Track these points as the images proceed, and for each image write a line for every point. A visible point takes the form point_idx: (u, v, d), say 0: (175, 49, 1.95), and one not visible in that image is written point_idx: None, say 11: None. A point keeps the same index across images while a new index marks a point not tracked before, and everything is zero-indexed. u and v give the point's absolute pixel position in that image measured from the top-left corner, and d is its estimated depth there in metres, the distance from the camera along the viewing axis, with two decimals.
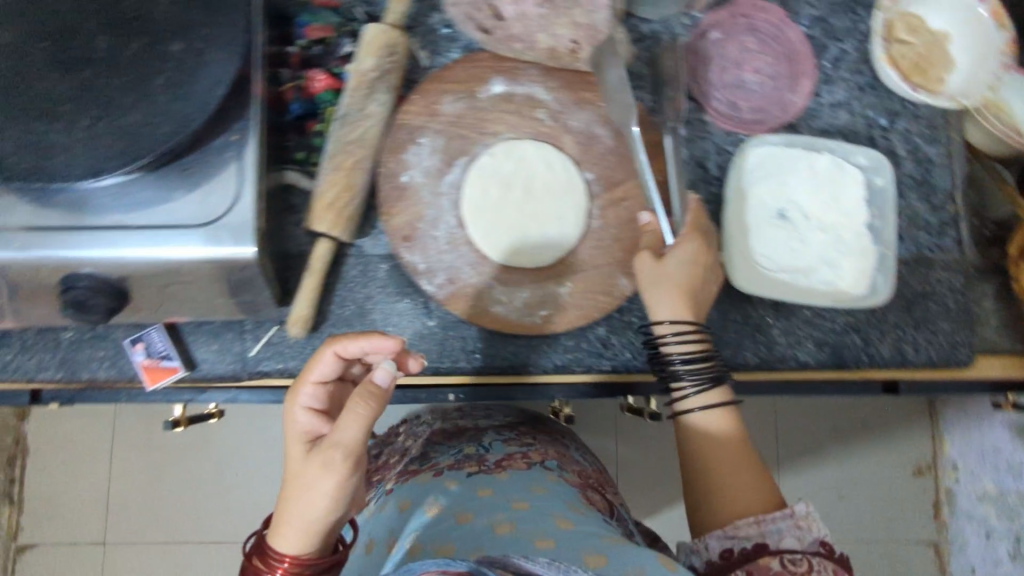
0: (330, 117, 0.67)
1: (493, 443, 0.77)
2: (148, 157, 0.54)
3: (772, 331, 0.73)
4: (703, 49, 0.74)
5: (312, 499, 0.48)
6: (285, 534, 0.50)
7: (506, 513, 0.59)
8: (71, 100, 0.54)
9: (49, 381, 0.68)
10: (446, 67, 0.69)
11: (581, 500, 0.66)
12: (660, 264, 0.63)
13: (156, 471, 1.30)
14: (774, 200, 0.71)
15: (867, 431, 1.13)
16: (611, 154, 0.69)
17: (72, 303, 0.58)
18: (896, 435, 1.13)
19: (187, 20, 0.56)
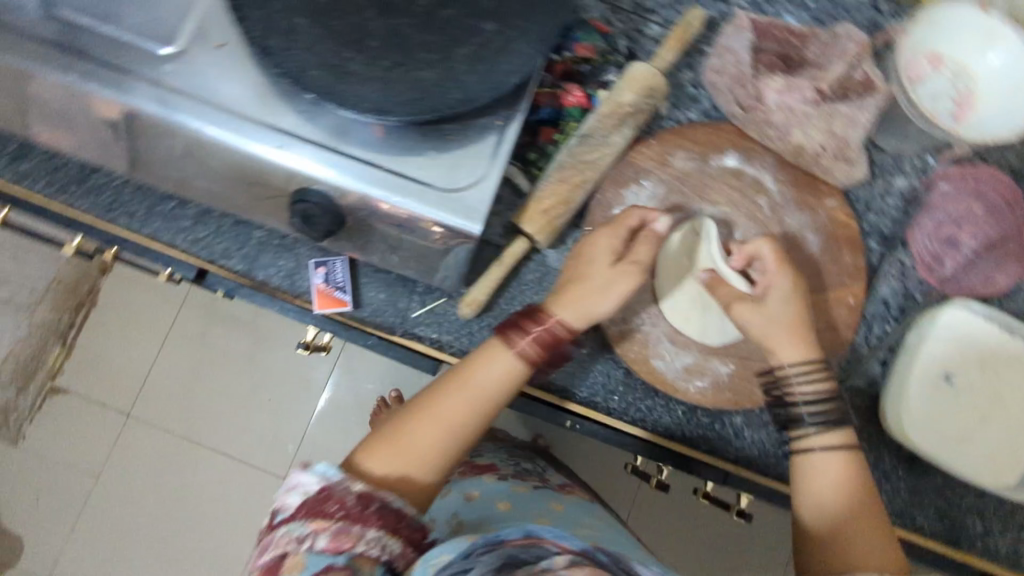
0: (570, 131, 0.70)
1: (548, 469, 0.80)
2: (431, 114, 0.56)
3: (898, 480, 0.72)
4: (928, 197, 0.75)
5: (592, 301, 0.62)
6: (564, 307, 0.62)
7: (576, 531, 0.62)
8: (381, 39, 0.58)
9: (228, 270, 0.71)
10: (690, 126, 0.71)
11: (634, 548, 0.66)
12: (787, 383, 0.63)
13: (205, 369, 1.31)
14: (949, 363, 0.71)
15: None
16: (813, 261, 0.70)
17: (300, 214, 0.60)
18: None
19: (509, 5, 0.59)
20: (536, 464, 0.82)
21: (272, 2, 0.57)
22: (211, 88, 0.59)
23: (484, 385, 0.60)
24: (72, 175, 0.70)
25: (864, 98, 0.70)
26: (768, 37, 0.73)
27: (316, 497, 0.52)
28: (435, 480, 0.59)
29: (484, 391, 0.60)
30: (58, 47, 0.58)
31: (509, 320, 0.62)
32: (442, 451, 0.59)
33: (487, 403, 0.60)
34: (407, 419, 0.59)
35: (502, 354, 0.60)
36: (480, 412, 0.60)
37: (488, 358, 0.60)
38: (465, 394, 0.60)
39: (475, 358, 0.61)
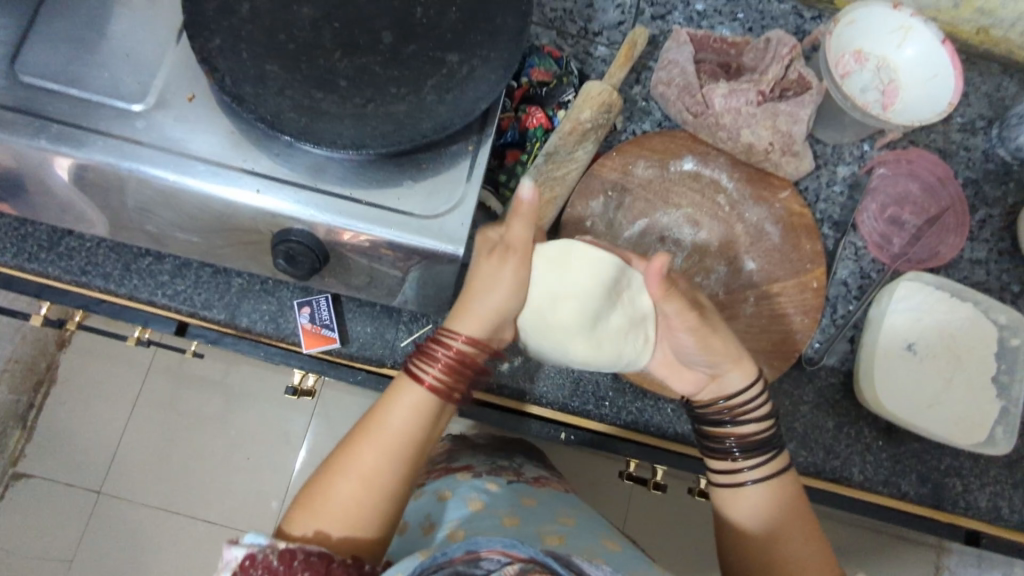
0: (537, 150, 0.74)
1: (525, 465, 0.82)
2: (404, 145, 0.58)
3: (879, 453, 0.75)
4: (868, 181, 0.82)
5: (491, 306, 0.58)
6: (464, 323, 0.58)
7: (552, 526, 0.64)
8: (349, 78, 0.60)
9: (210, 320, 0.71)
10: (646, 136, 0.75)
11: (609, 532, 0.68)
12: (728, 400, 0.61)
13: (178, 433, 1.28)
14: (908, 334, 0.76)
15: (863, 549, 1.16)
16: (776, 252, 0.74)
17: (284, 255, 0.61)
18: (890, 566, 1.17)
19: (469, 36, 0.62)
20: (512, 460, 0.83)
21: (240, 52, 0.59)
22: (183, 140, 0.60)
23: (399, 421, 0.55)
24: (41, 242, 0.69)
25: (801, 95, 0.74)
26: (707, 48, 0.79)
27: (240, 567, 0.49)
28: (362, 536, 0.53)
29: (400, 427, 0.55)
30: (26, 115, 0.59)
31: (417, 351, 0.58)
32: (365, 501, 0.53)
33: (403, 442, 0.55)
34: (321, 478, 0.54)
35: (410, 392, 0.56)
36: (398, 452, 0.55)
37: (398, 392, 0.56)
38: (380, 443, 0.55)
39: (383, 399, 0.57)
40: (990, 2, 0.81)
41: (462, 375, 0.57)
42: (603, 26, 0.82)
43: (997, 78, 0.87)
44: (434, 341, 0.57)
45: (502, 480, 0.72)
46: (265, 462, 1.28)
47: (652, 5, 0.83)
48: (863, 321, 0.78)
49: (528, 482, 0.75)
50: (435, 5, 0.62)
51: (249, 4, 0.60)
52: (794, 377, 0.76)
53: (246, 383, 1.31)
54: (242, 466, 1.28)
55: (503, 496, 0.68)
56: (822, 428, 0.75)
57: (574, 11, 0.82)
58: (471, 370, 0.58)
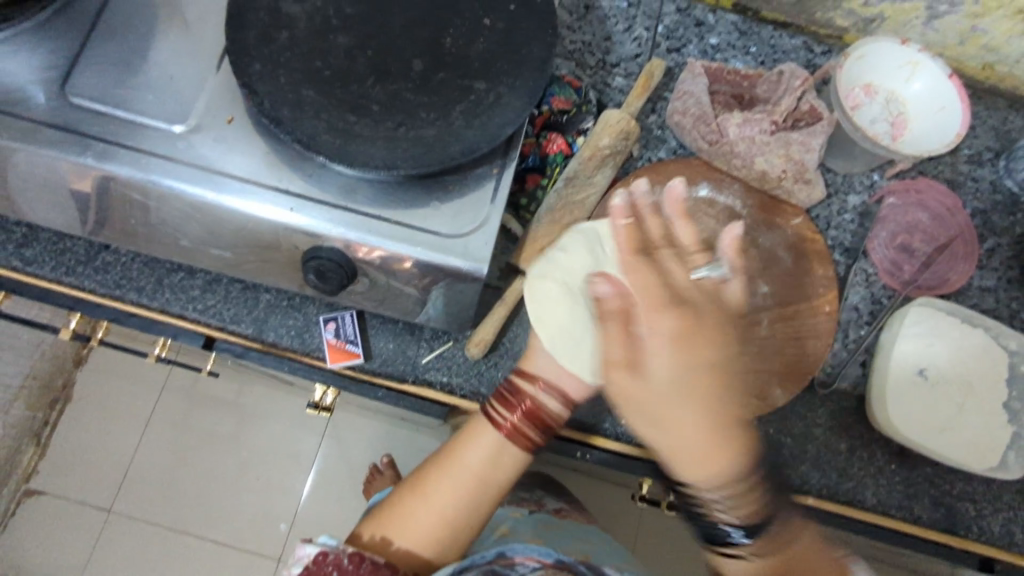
0: (557, 175, 0.76)
1: (544, 496, 0.82)
2: (433, 167, 0.61)
3: (892, 476, 0.75)
4: (879, 209, 0.84)
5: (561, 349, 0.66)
6: (538, 371, 0.66)
7: (574, 548, 0.66)
8: (381, 103, 0.63)
9: (238, 334, 0.73)
10: (662, 163, 0.77)
11: (629, 557, 0.69)
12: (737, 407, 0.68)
13: (193, 451, 1.29)
14: (920, 359, 0.77)
15: None
16: (789, 276, 0.75)
17: (314, 271, 0.63)
18: None
19: (496, 65, 0.65)
20: (530, 491, 0.84)
21: (278, 78, 0.62)
22: (222, 160, 0.63)
23: (474, 458, 0.63)
24: (78, 256, 0.72)
25: (813, 126, 0.77)
26: (721, 80, 0.82)
27: (312, 562, 0.55)
28: (426, 555, 0.61)
29: (473, 463, 0.63)
30: (72, 134, 0.62)
31: (494, 395, 0.66)
32: (437, 526, 0.61)
33: (474, 478, 0.63)
34: (401, 496, 0.63)
35: (488, 434, 0.64)
36: (468, 489, 0.63)
37: (475, 431, 0.64)
38: (454, 475, 0.63)
39: (463, 437, 0.65)
40: (995, 40, 0.83)
41: (536, 425, 0.65)
42: (621, 58, 0.85)
43: (1003, 113, 0.90)
44: (513, 387, 0.65)
45: (524, 510, 0.74)
46: (278, 480, 1.29)
47: (668, 39, 0.87)
48: (874, 346, 0.79)
49: (549, 512, 0.76)
50: (464, 36, 0.65)
51: (288, 33, 0.63)
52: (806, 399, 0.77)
53: (260, 402, 1.32)
54: (256, 484, 1.28)
55: (528, 522, 0.71)
56: (836, 450, 0.76)
57: (593, 44, 0.86)
58: (542, 420, 0.65)
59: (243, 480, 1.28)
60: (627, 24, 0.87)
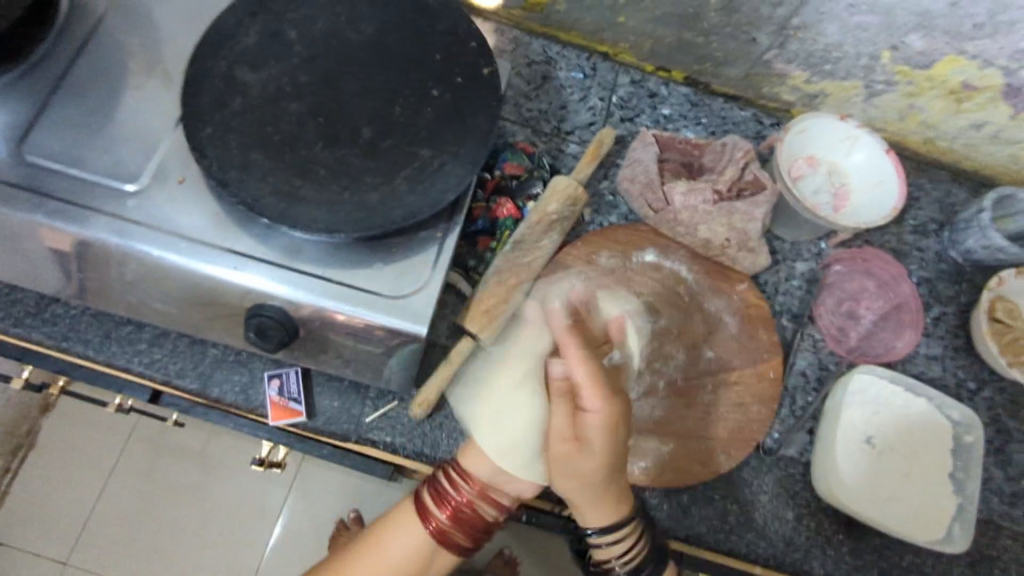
0: (506, 238, 0.77)
1: None
2: (374, 231, 0.63)
3: (840, 549, 0.74)
4: (825, 276, 0.86)
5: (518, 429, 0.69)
6: (478, 468, 0.66)
7: None
8: (328, 167, 0.65)
9: (182, 389, 0.73)
10: (610, 228, 0.80)
11: None
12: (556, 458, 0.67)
13: (151, 504, 1.26)
14: (866, 427, 0.77)
15: None
16: (733, 341, 0.76)
17: (255, 327, 0.64)
18: None
19: (441, 134, 0.67)
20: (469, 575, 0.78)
21: (229, 141, 0.64)
22: (171, 219, 0.65)
23: (395, 552, 0.66)
24: (28, 307, 0.73)
25: (756, 195, 0.80)
26: (671, 148, 0.85)
27: None
28: None
29: (396, 556, 0.66)
30: (26, 191, 0.63)
31: (427, 488, 0.68)
32: None
33: (402, 563, 0.66)
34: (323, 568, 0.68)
35: (412, 528, 0.67)
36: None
37: (405, 523, 0.67)
38: (378, 560, 0.66)
39: (393, 524, 0.68)
40: (931, 117, 0.87)
41: (466, 527, 0.67)
42: (575, 126, 0.89)
43: (946, 185, 0.93)
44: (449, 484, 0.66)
45: None
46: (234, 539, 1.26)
47: (621, 109, 0.91)
48: (821, 412, 0.79)
49: None
50: (412, 105, 0.68)
51: (241, 99, 0.66)
52: (755, 465, 0.76)
53: (223, 454, 1.30)
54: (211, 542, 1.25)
55: None
56: (784, 519, 0.74)
57: (548, 112, 0.89)
58: (470, 522, 0.67)
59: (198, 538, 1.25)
60: (582, 94, 0.91)
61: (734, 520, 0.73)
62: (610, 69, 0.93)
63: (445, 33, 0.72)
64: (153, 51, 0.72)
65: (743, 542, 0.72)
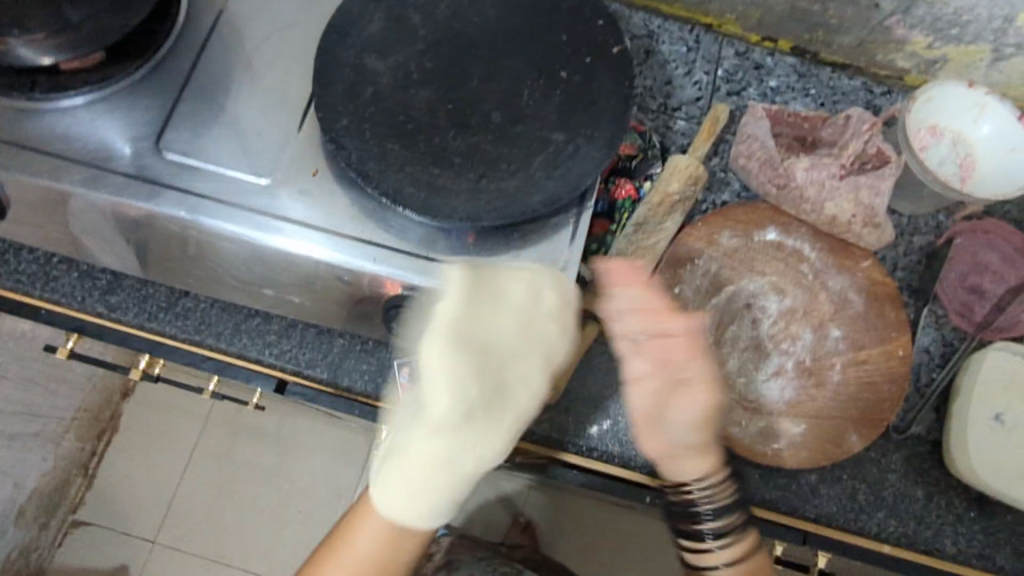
0: (624, 221, 0.76)
1: None
2: (515, 219, 0.62)
3: (971, 524, 0.74)
4: (946, 251, 0.83)
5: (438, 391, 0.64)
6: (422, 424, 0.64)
7: None
8: (463, 156, 0.64)
9: (314, 379, 0.74)
10: (731, 207, 0.78)
11: None
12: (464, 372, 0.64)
13: (231, 480, 1.42)
14: (995, 404, 0.76)
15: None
16: (860, 320, 0.75)
17: (397, 319, 0.66)
18: None
19: (574, 117, 0.66)
20: None
21: (364, 132, 0.63)
22: (306, 211, 0.64)
23: (365, 541, 0.64)
24: (160, 303, 0.74)
25: (881, 169, 0.78)
26: (781, 123, 0.82)
27: None
28: None
29: (366, 546, 0.63)
30: (164, 187, 0.64)
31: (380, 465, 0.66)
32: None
33: (371, 559, 0.63)
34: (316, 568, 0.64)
35: (374, 507, 0.65)
36: (365, 574, 0.63)
37: (365, 511, 0.64)
38: (342, 560, 0.63)
39: (356, 512, 0.65)
40: None
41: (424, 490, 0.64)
42: (682, 102, 0.86)
43: None
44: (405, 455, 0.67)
45: None
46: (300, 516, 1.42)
47: (728, 82, 0.88)
48: (948, 390, 0.78)
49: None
50: (541, 88, 0.67)
51: (372, 88, 0.65)
52: (880, 444, 0.76)
53: (298, 434, 1.45)
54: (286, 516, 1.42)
55: None
56: (912, 497, 0.74)
57: (654, 88, 0.87)
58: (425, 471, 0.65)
59: (272, 513, 1.42)
60: (687, 68, 0.88)
61: (862, 498, 0.74)
62: (714, 41, 0.90)
63: (567, 11, 0.70)
64: (272, 41, 0.70)
65: (874, 520, 0.73)
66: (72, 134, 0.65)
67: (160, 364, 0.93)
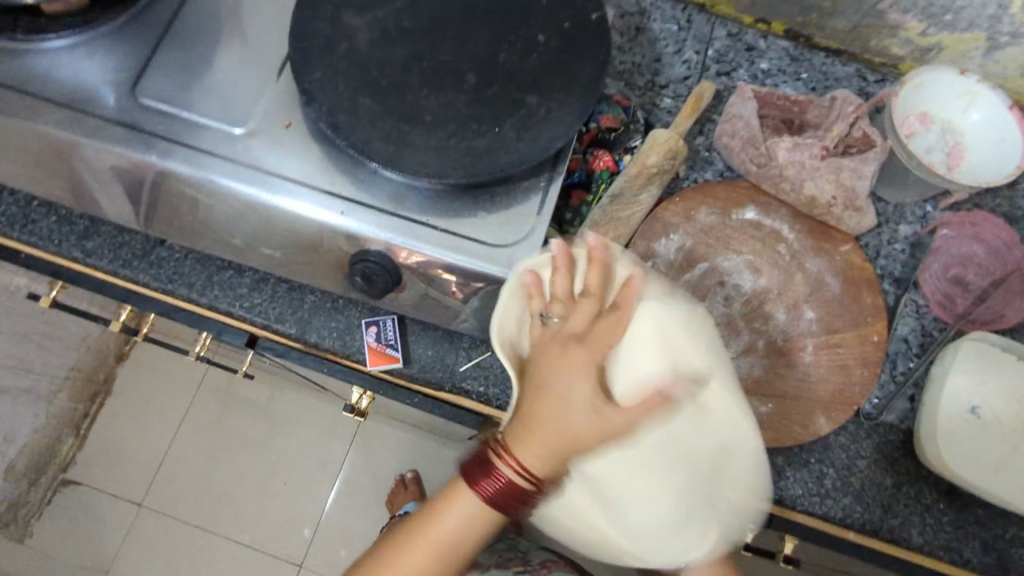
0: (600, 192, 0.75)
1: None
2: (482, 177, 0.62)
3: (941, 516, 0.72)
4: (931, 241, 0.82)
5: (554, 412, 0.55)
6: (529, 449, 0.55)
7: None
8: (434, 113, 0.64)
9: (282, 333, 0.74)
10: (710, 184, 0.77)
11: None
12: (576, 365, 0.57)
13: (218, 448, 1.41)
14: (971, 396, 0.74)
15: None
16: (836, 303, 0.74)
17: (361, 273, 0.65)
18: None
19: (548, 80, 0.65)
20: None
21: (337, 85, 0.64)
22: (277, 161, 0.65)
23: (453, 522, 0.58)
24: (135, 250, 0.74)
25: (865, 153, 0.77)
26: (770, 105, 0.82)
27: None
28: None
29: (451, 528, 0.58)
30: (138, 131, 0.64)
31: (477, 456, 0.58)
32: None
33: (454, 543, 0.58)
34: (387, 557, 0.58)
35: (465, 498, 0.58)
36: (446, 553, 0.58)
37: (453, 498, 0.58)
38: (426, 544, 0.58)
39: (442, 494, 0.59)
40: None
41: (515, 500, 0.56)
42: (670, 79, 0.86)
43: None
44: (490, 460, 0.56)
45: None
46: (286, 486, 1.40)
47: (718, 62, 0.87)
48: (924, 380, 0.76)
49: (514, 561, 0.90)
50: (517, 50, 0.66)
51: (348, 43, 0.65)
52: (851, 431, 0.74)
53: (288, 409, 1.44)
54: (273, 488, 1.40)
55: None
56: (880, 485, 0.73)
57: (642, 65, 0.86)
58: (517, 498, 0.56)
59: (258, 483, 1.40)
60: (677, 46, 0.88)
61: (829, 484, 0.72)
62: (706, 21, 0.89)
63: None
64: None
65: (840, 506, 0.71)
66: (51, 76, 0.66)
67: (142, 319, 0.94)
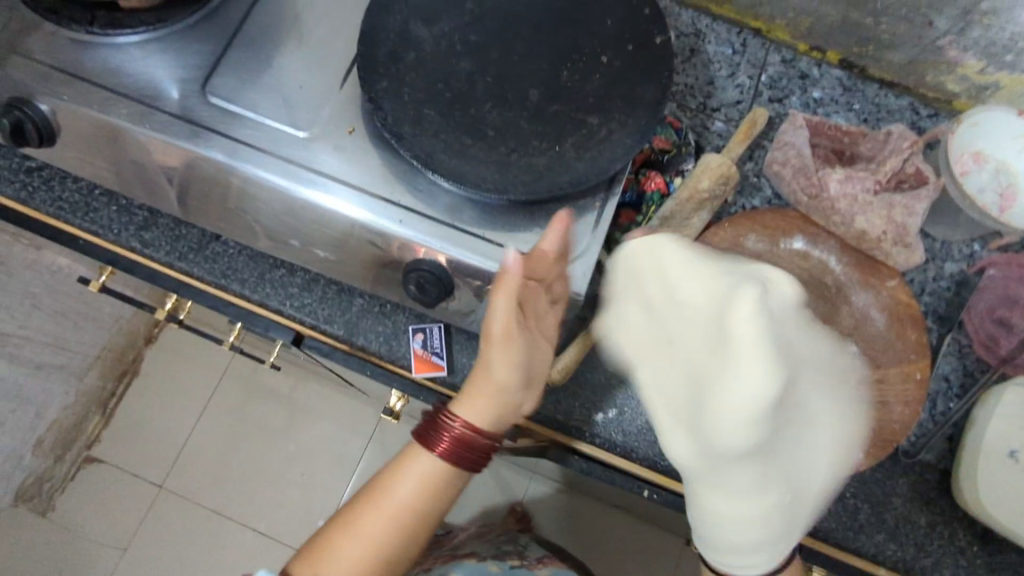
0: (651, 212, 0.76)
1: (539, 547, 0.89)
2: (541, 195, 0.63)
3: (973, 559, 0.72)
4: (977, 281, 0.81)
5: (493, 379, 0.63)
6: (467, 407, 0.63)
7: None
8: (496, 128, 0.65)
9: (330, 334, 0.75)
10: (759, 212, 0.78)
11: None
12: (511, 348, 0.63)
13: (241, 435, 1.43)
14: (1011, 440, 0.73)
15: None
16: (880, 339, 0.74)
17: (414, 282, 0.65)
18: None
19: (610, 102, 0.66)
20: None
21: (403, 95, 0.65)
22: (339, 166, 0.66)
23: (407, 489, 0.62)
24: (191, 243, 0.76)
25: (917, 189, 0.77)
26: (821, 134, 0.81)
27: None
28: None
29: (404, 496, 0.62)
30: (206, 130, 0.66)
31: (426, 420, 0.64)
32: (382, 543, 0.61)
33: (410, 510, 0.62)
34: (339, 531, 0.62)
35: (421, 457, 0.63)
36: (399, 524, 0.62)
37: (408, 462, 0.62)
38: (381, 514, 0.62)
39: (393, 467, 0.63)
40: None
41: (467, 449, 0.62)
42: (722, 103, 0.86)
43: None
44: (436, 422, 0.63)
45: None
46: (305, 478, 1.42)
47: (771, 88, 0.87)
48: (964, 421, 0.76)
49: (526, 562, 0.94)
50: (580, 70, 0.67)
51: (415, 54, 0.66)
52: (888, 467, 0.74)
53: (310, 400, 1.45)
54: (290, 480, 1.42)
55: None
56: (914, 524, 0.73)
57: (695, 87, 0.87)
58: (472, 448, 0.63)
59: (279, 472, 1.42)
60: (731, 70, 0.88)
61: (863, 519, 0.72)
62: (761, 46, 0.89)
63: None
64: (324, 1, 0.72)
65: (873, 543, 0.72)
66: (124, 70, 0.67)
67: (185, 309, 0.95)
